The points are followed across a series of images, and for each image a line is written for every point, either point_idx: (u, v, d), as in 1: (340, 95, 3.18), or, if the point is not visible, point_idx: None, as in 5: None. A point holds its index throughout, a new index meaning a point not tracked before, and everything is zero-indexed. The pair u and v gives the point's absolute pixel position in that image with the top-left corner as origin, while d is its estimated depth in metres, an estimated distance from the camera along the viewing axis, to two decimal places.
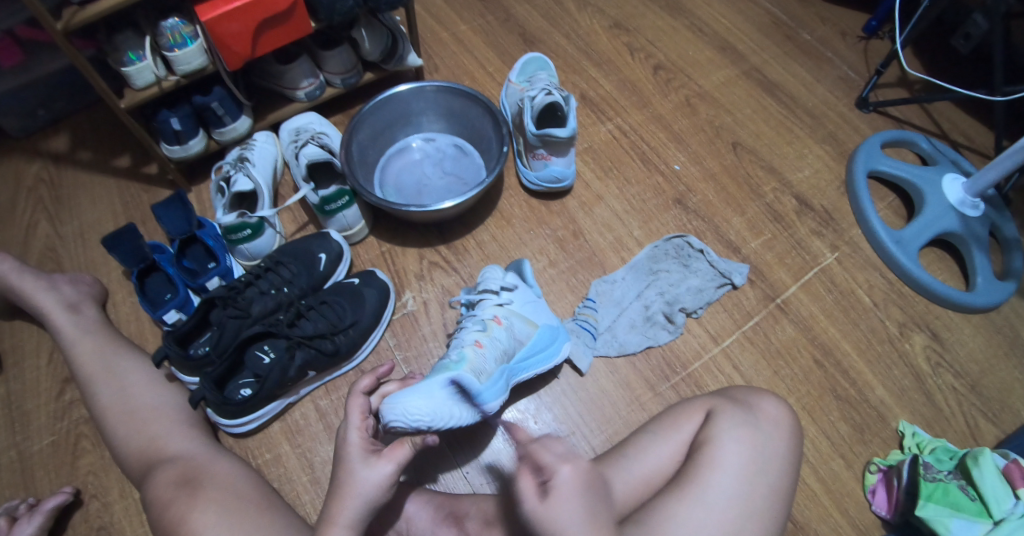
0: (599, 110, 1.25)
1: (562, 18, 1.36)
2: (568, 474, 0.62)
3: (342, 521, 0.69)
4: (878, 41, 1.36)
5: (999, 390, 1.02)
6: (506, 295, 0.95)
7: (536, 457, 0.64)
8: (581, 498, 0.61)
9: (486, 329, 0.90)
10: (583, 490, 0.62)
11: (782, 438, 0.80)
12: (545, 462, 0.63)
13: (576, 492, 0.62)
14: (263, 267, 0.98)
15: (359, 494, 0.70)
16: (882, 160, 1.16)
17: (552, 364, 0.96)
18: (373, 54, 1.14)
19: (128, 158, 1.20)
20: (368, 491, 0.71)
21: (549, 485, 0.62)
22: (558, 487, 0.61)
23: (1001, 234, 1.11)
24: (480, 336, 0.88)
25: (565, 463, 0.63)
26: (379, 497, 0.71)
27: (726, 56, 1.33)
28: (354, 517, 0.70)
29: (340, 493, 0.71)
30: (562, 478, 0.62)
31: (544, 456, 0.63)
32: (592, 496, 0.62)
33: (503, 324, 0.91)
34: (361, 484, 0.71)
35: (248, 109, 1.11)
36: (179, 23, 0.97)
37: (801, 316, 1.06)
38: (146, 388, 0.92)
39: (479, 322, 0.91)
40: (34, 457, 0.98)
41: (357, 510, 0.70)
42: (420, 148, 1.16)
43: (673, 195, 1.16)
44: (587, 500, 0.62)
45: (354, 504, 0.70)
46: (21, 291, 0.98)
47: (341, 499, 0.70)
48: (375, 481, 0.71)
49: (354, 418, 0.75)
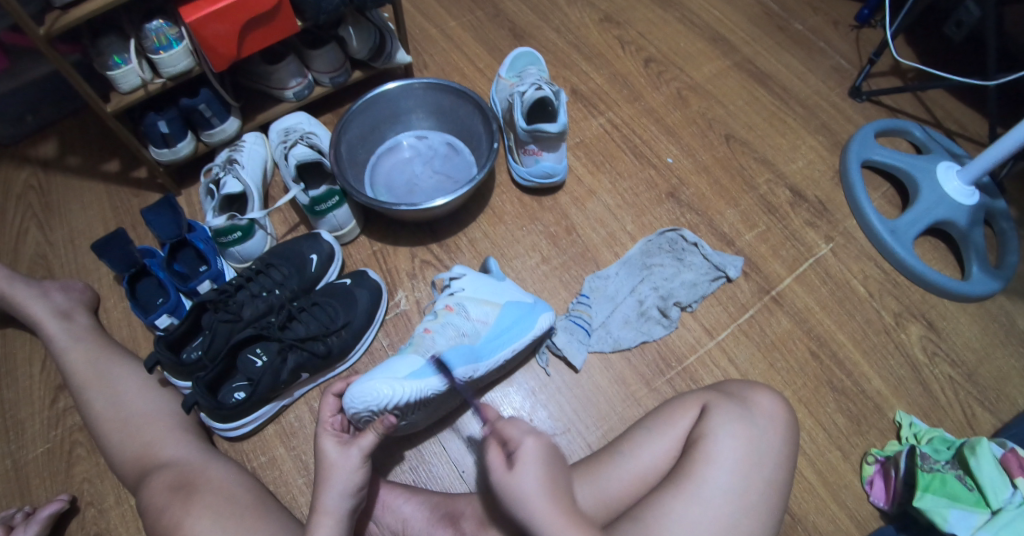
0: (590, 104, 1.24)
1: (552, 12, 1.35)
2: (531, 445, 0.67)
3: (324, 508, 0.71)
4: (870, 30, 1.35)
5: (996, 378, 1.01)
6: (455, 284, 0.96)
7: (504, 432, 0.69)
8: (544, 468, 0.67)
9: (437, 318, 0.92)
10: (546, 462, 0.68)
11: (776, 432, 0.79)
12: (511, 435, 0.69)
13: (541, 461, 0.67)
14: (254, 270, 0.98)
15: (335, 478, 0.72)
16: (875, 149, 1.15)
17: (531, 336, 0.92)
18: (361, 52, 1.13)
19: (117, 163, 1.19)
20: (342, 476, 0.72)
21: (516, 456, 0.67)
22: (523, 458, 0.67)
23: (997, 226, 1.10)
24: (429, 323, 0.92)
25: (531, 437, 0.68)
26: (354, 478, 0.72)
27: (718, 47, 1.32)
28: (337, 505, 0.71)
29: (318, 483, 0.73)
30: (527, 448, 0.67)
31: (510, 430, 0.69)
32: (553, 466, 0.68)
33: (457, 308, 0.93)
34: (334, 469, 0.72)
35: (236, 110, 1.10)
36: (164, 25, 0.96)
37: (797, 308, 1.06)
38: (139, 394, 0.92)
39: (434, 314, 0.93)
40: (29, 466, 0.97)
41: (334, 496, 0.71)
42: (412, 146, 1.15)
43: (666, 189, 1.15)
44: (549, 469, 0.67)
45: (331, 486, 0.71)
46: (11, 300, 0.97)
47: (320, 487, 0.72)
48: (347, 462, 0.73)
49: (325, 412, 0.79)
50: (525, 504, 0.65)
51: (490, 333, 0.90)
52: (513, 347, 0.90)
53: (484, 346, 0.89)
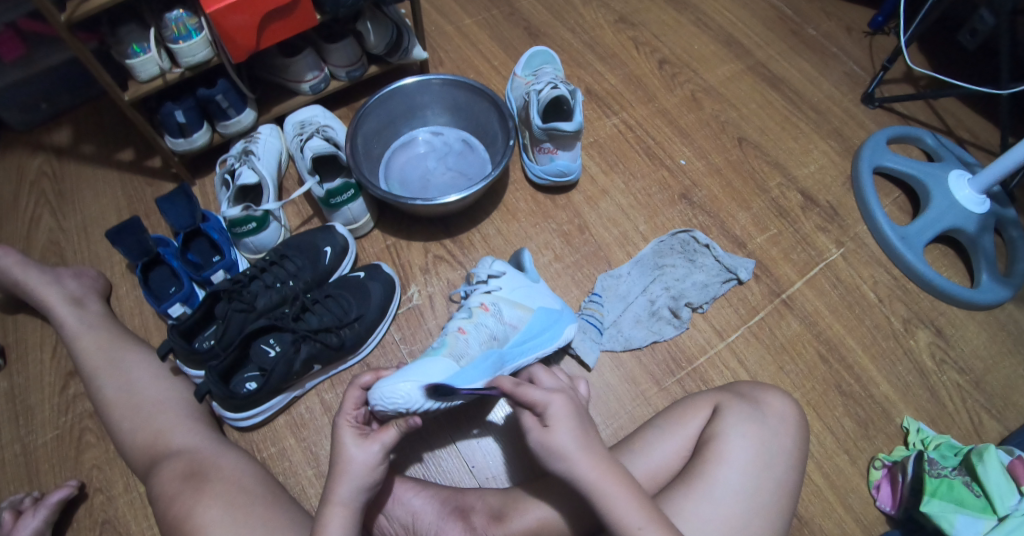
0: (604, 105, 1.24)
1: (567, 12, 1.36)
2: (557, 404, 0.70)
3: (337, 500, 0.71)
4: (884, 37, 1.35)
5: (1003, 386, 1.02)
6: (492, 284, 0.94)
7: (525, 396, 0.71)
8: (575, 424, 0.69)
9: (472, 316, 0.91)
10: (574, 416, 0.70)
11: (788, 433, 0.80)
12: (534, 398, 0.71)
13: (569, 416, 0.70)
14: (268, 261, 0.98)
15: (350, 472, 0.72)
16: (887, 155, 1.16)
17: (554, 347, 0.94)
18: (378, 47, 1.13)
19: (131, 152, 1.19)
20: (360, 472, 0.72)
21: (546, 417, 0.70)
22: (553, 418, 0.69)
23: (1006, 233, 1.11)
24: (463, 321, 0.90)
25: (553, 395, 0.70)
26: (369, 475, 0.72)
27: (732, 50, 1.33)
28: (350, 499, 0.71)
29: (333, 474, 0.72)
30: (554, 407, 0.70)
31: (532, 395, 0.70)
32: (581, 418, 0.71)
33: (494, 309, 0.91)
34: (352, 464, 0.72)
35: (253, 102, 1.10)
36: (184, 15, 0.96)
37: (806, 311, 1.06)
38: (151, 382, 0.92)
39: (468, 310, 0.92)
40: (38, 451, 0.97)
41: (349, 489, 0.71)
42: (427, 141, 1.15)
43: (679, 190, 1.16)
44: (579, 424, 0.70)
45: (346, 480, 0.72)
46: (25, 285, 0.97)
47: (336, 478, 0.72)
48: (365, 455, 0.73)
49: (347, 406, 0.77)
50: (565, 458, 0.68)
51: (517, 339, 0.92)
52: (535, 355, 0.93)
53: (511, 352, 0.91)
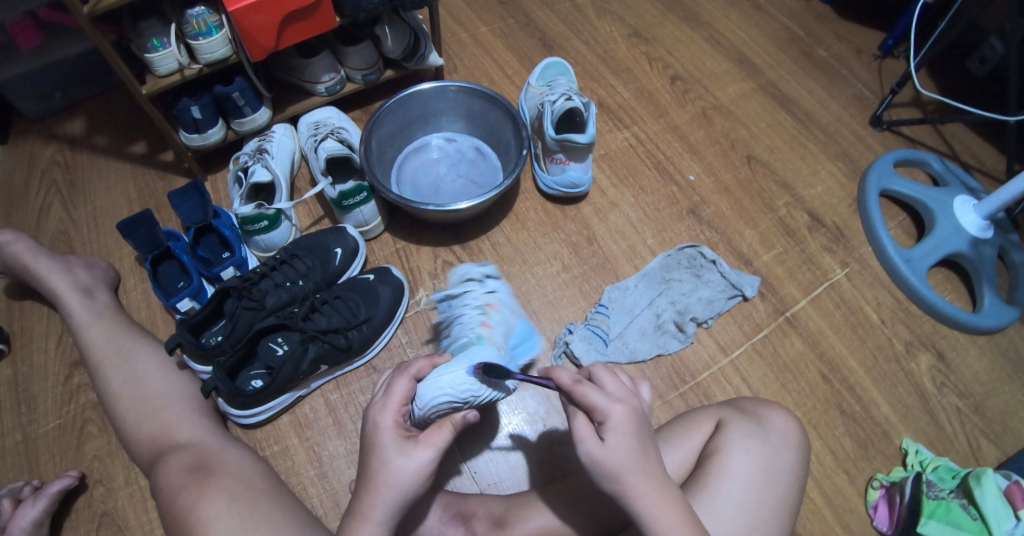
0: (616, 118, 1.26)
1: (582, 24, 1.37)
2: (620, 413, 0.65)
3: (375, 517, 0.66)
4: (893, 61, 1.37)
5: (1002, 412, 1.03)
6: (487, 284, 0.90)
7: (585, 400, 0.67)
8: (636, 437, 0.65)
9: (479, 315, 0.87)
10: (636, 429, 0.66)
11: (790, 450, 0.80)
12: (595, 404, 0.66)
13: (632, 428, 0.65)
14: (279, 259, 0.98)
15: (393, 485, 0.67)
16: (893, 179, 1.17)
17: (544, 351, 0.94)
18: (395, 52, 1.15)
19: (143, 145, 1.19)
20: (407, 483, 0.67)
21: (605, 428, 0.65)
22: (613, 429, 0.65)
23: (1008, 259, 1.13)
24: (483, 319, 0.87)
25: (617, 403, 0.66)
26: (413, 486, 0.67)
27: (743, 69, 1.34)
28: (387, 513, 0.67)
29: (373, 486, 0.67)
30: (616, 419, 0.65)
31: (593, 399, 0.66)
32: (643, 431, 0.66)
33: (499, 306, 0.89)
34: (397, 475, 0.67)
35: (268, 101, 1.11)
36: (205, 12, 0.96)
37: (810, 331, 1.07)
38: (158, 375, 0.92)
39: (472, 310, 0.88)
40: (39, 440, 0.97)
41: (388, 502, 0.67)
42: (440, 147, 1.17)
43: (687, 206, 1.17)
44: (642, 435, 0.65)
45: (388, 495, 0.67)
46: (35, 273, 0.97)
47: (375, 491, 0.67)
48: (411, 464, 0.68)
49: (395, 399, 0.72)
50: (618, 478, 0.64)
51: (523, 338, 0.89)
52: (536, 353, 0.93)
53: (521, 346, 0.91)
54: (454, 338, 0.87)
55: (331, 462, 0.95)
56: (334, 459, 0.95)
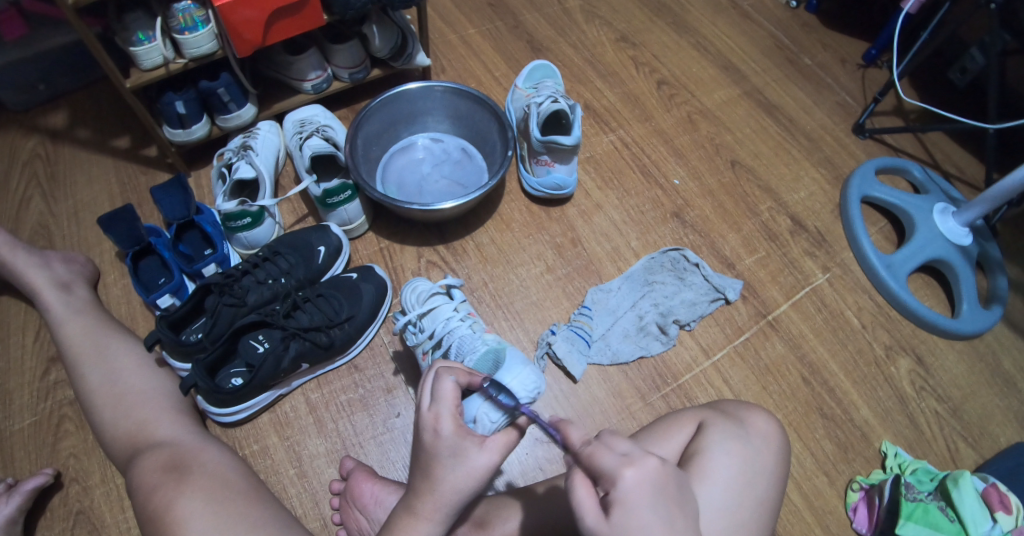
0: (602, 121, 1.26)
1: (570, 28, 1.38)
2: (629, 480, 0.56)
3: (436, 518, 0.66)
4: (876, 69, 1.39)
5: (980, 416, 1.04)
6: (455, 292, 0.97)
7: (593, 463, 0.58)
8: (650, 508, 0.55)
9: (471, 325, 0.94)
10: (650, 495, 0.56)
11: (770, 453, 0.80)
12: (602, 468, 0.57)
13: (644, 495, 0.56)
14: (261, 257, 0.98)
15: (455, 492, 0.66)
16: (875, 185, 1.18)
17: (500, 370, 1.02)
18: (382, 51, 1.15)
19: (127, 140, 1.18)
20: (470, 484, 0.66)
21: (612, 498, 0.56)
22: (620, 501, 0.55)
23: (986, 255, 1.15)
24: (481, 325, 0.96)
25: (629, 467, 0.56)
26: (474, 489, 0.66)
27: (729, 75, 1.36)
28: (447, 513, 0.67)
29: (430, 488, 0.66)
30: (625, 486, 0.56)
31: (602, 462, 0.57)
32: (663, 498, 0.56)
33: (470, 310, 0.98)
34: (458, 478, 0.65)
35: (254, 97, 1.10)
36: (191, 6, 0.96)
37: (791, 334, 1.08)
38: (135, 372, 0.91)
39: (462, 322, 0.94)
40: (13, 437, 0.96)
41: (450, 505, 0.66)
42: (426, 147, 1.17)
43: (671, 209, 1.18)
44: (659, 504, 0.55)
45: (449, 500, 0.66)
46: (11, 267, 0.96)
47: (436, 495, 0.66)
48: (473, 474, 0.66)
49: (446, 405, 0.68)
50: None
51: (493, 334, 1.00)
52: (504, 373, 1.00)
53: None
54: (466, 356, 0.91)
55: (311, 462, 0.94)
56: (314, 458, 0.94)
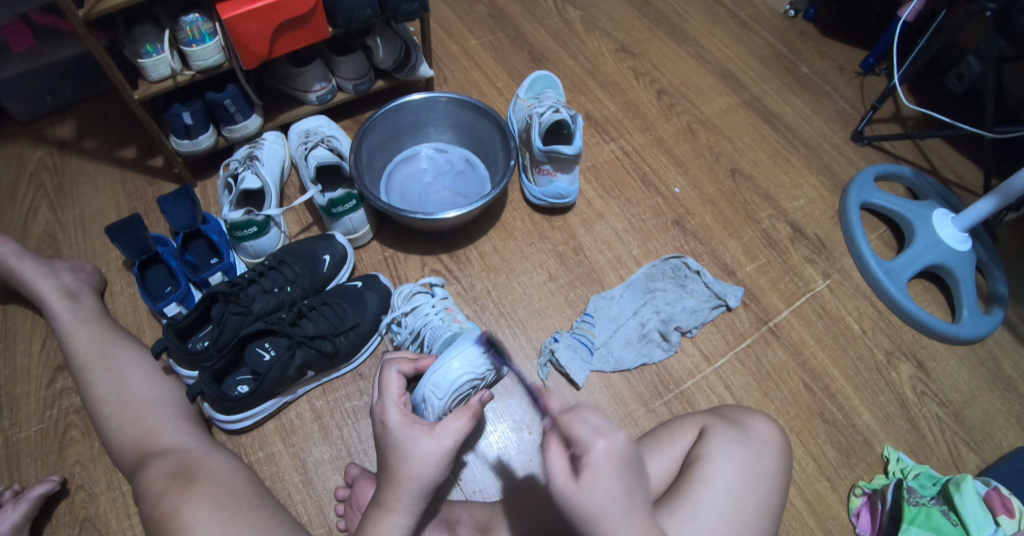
0: (603, 130, 1.28)
1: (571, 39, 1.40)
2: (603, 451, 0.57)
3: (401, 508, 0.67)
4: (874, 78, 1.41)
5: (981, 421, 1.04)
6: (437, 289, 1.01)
7: (569, 430, 0.59)
8: (617, 478, 0.57)
9: (443, 316, 0.97)
10: (620, 467, 0.57)
11: (772, 456, 0.81)
12: (578, 436, 0.58)
13: (613, 467, 0.57)
14: (267, 265, 0.99)
15: (413, 481, 0.67)
16: (873, 192, 1.19)
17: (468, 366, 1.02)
18: (386, 62, 1.16)
19: (133, 150, 1.20)
20: (426, 471, 0.67)
21: (583, 463, 0.57)
22: (593, 467, 0.57)
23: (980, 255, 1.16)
24: (458, 315, 0.99)
25: (602, 438, 0.57)
26: (434, 478, 0.68)
27: (728, 84, 1.37)
28: (412, 503, 0.68)
29: (392, 479, 0.68)
30: (597, 455, 0.57)
31: (578, 430, 0.58)
32: (629, 470, 0.58)
33: (451, 305, 1.00)
34: (418, 466, 0.67)
35: (259, 109, 1.12)
36: (199, 19, 0.97)
37: (792, 340, 1.09)
38: (142, 379, 0.92)
39: (437, 314, 0.97)
40: (20, 444, 0.96)
41: (413, 494, 0.68)
42: (429, 157, 1.18)
43: (672, 217, 1.19)
44: (625, 477, 0.57)
45: (409, 490, 0.67)
46: (20, 275, 0.97)
47: (398, 486, 0.67)
48: (428, 461, 0.68)
49: (392, 394, 0.73)
50: (596, 520, 0.57)
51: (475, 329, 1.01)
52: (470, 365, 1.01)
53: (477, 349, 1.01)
54: (433, 343, 0.94)
55: (316, 469, 0.94)
56: (319, 465, 0.95)
